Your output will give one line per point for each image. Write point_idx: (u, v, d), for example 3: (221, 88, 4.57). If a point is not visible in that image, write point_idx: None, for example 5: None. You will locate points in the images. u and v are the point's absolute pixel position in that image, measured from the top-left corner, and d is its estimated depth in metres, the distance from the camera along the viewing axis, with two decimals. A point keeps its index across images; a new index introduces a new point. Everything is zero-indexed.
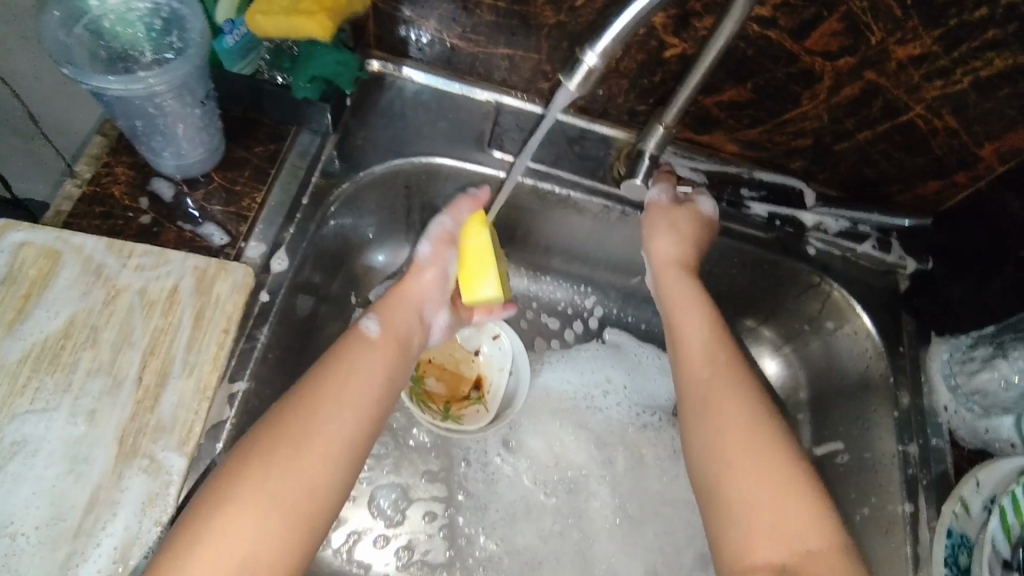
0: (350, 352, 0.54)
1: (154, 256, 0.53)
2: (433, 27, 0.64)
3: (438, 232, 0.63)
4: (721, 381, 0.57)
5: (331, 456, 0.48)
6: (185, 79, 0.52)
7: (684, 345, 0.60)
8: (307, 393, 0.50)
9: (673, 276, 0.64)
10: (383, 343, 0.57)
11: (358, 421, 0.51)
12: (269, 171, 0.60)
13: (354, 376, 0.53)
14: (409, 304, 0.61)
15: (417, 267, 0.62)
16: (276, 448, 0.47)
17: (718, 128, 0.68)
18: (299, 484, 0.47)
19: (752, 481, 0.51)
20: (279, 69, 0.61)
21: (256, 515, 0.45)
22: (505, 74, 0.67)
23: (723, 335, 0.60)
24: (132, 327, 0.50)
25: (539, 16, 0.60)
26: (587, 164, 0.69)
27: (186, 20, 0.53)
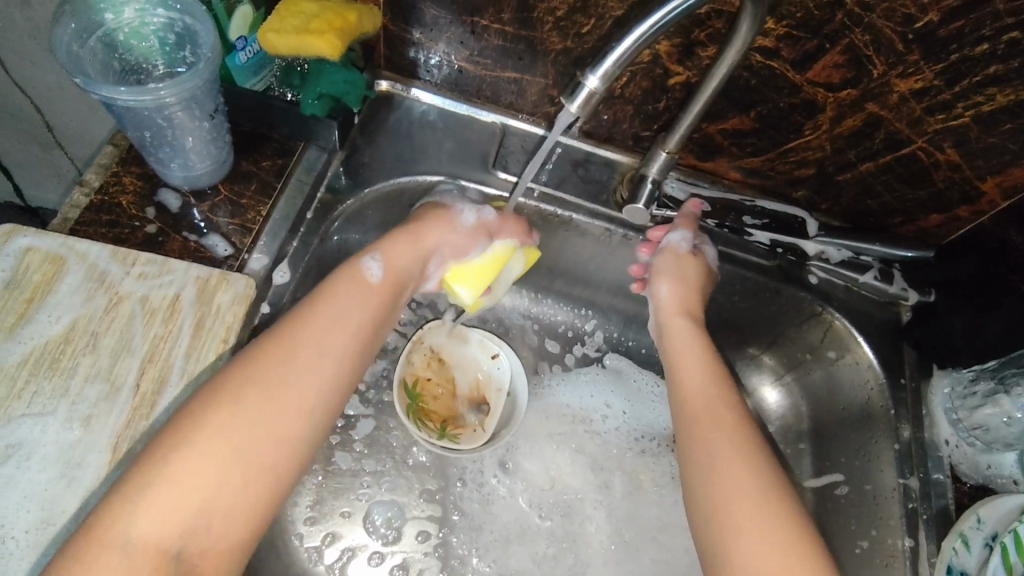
0: (337, 294, 0.54)
1: (157, 265, 0.53)
2: (442, 49, 0.65)
3: (485, 215, 0.62)
4: (725, 432, 0.56)
5: (302, 409, 0.48)
6: (195, 93, 0.52)
7: (687, 388, 0.59)
8: (285, 338, 0.50)
9: (672, 310, 0.65)
10: (376, 288, 0.56)
11: (332, 376, 0.50)
12: (275, 185, 0.61)
13: (336, 321, 0.52)
14: (415, 254, 0.59)
15: (451, 220, 0.61)
16: (242, 395, 0.47)
17: (721, 155, 0.69)
18: (263, 433, 0.46)
19: (760, 532, 0.50)
20: (289, 87, 0.63)
21: (218, 461, 0.44)
22: (512, 97, 0.68)
23: (723, 375, 0.60)
24: (132, 335, 0.50)
25: (546, 42, 0.61)
26: (591, 188, 0.69)
27: (198, 36, 0.53)
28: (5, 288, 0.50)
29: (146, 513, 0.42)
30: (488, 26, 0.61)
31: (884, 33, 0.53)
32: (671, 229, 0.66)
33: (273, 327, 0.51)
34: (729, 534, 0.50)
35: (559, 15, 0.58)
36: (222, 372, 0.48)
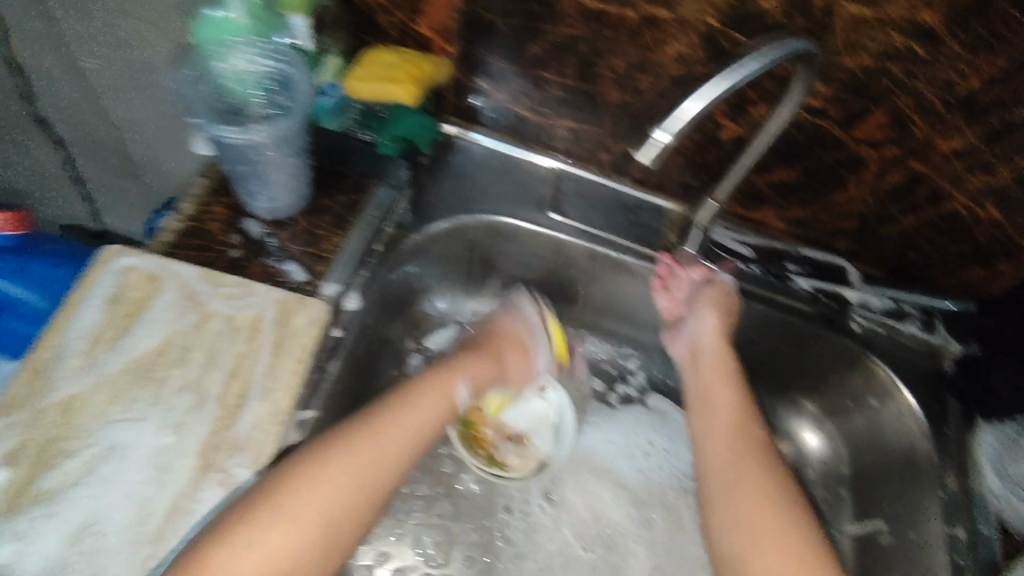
0: (428, 391, 0.62)
1: (242, 286, 0.57)
2: (504, 98, 0.70)
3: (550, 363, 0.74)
4: (755, 467, 0.59)
5: (378, 485, 0.55)
6: (289, 135, 0.58)
7: (724, 421, 0.63)
8: (382, 420, 0.58)
9: (711, 342, 0.68)
10: (458, 392, 0.65)
11: (407, 461, 0.58)
12: (348, 219, 0.65)
13: (422, 417, 0.61)
14: (492, 375, 0.69)
15: (528, 353, 0.72)
16: (342, 458, 0.54)
17: (767, 205, 0.72)
18: (347, 495, 0.53)
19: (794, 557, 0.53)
20: (367, 129, 0.67)
21: (310, 518, 0.51)
22: (568, 144, 0.73)
23: (750, 409, 0.64)
24: (218, 351, 0.54)
25: (604, 95, 0.66)
26: (640, 232, 0.73)
27: (295, 83, 0.60)
28: (109, 302, 0.55)
29: (244, 550, 0.48)
30: (550, 80, 0.66)
31: (926, 96, 0.56)
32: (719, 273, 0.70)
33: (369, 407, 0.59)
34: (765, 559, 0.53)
35: (619, 71, 0.63)
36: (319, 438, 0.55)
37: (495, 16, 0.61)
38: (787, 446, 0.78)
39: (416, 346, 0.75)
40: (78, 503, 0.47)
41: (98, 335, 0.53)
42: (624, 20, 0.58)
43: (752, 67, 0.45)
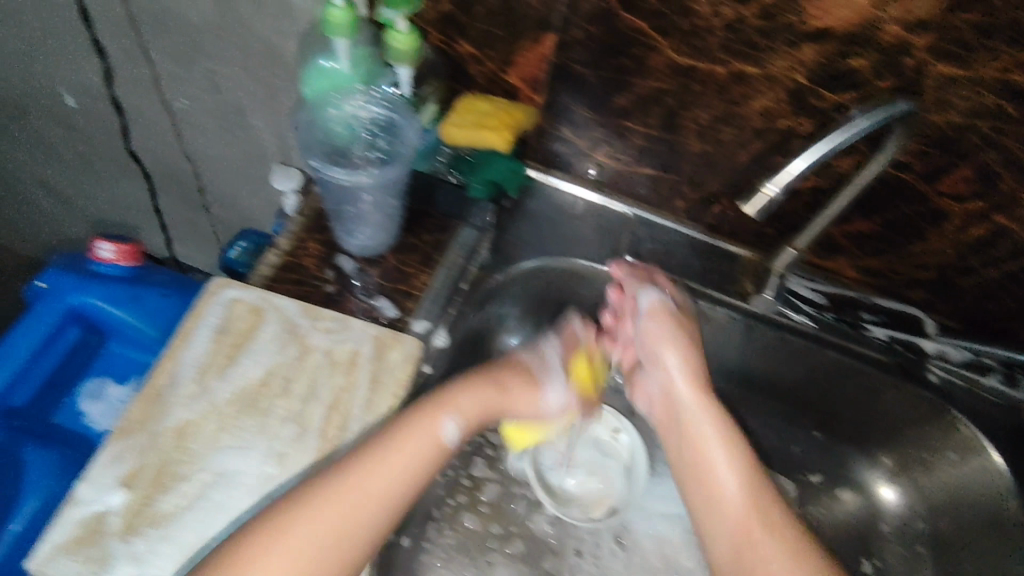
0: (411, 431, 0.54)
1: (339, 321, 0.60)
2: (585, 145, 0.73)
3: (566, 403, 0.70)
4: (753, 522, 0.57)
5: (358, 529, 0.50)
6: (392, 178, 0.60)
7: (744, 517, 0.58)
8: (357, 466, 0.51)
9: (702, 404, 0.65)
10: (437, 444, 0.56)
11: (389, 499, 0.52)
12: (434, 258, 0.68)
13: (406, 458, 0.53)
14: (493, 414, 0.64)
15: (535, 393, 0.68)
16: (308, 505, 0.48)
17: (842, 254, 0.73)
18: (329, 541, 0.48)
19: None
20: (456, 171, 0.69)
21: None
22: (644, 190, 0.75)
23: (757, 488, 0.60)
24: (318, 383, 0.56)
25: (685, 145, 0.68)
26: (714, 278, 0.76)
27: (398, 128, 0.64)
28: (217, 333, 0.57)
29: None
30: (633, 129, 0.69)
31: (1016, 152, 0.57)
32: (643, 289, 0.69)
33: (336, 453, 0.53)
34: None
35: (702, 123, 0.65)
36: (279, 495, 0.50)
37: (584, 69, 0.64)
38: (860, 497, 0.77)
39: None
40: (189, 529, 0.48)
41: (209, 365, 0.55)
42: (713, 76, 0.60)
43: (863, 124, 0.48)
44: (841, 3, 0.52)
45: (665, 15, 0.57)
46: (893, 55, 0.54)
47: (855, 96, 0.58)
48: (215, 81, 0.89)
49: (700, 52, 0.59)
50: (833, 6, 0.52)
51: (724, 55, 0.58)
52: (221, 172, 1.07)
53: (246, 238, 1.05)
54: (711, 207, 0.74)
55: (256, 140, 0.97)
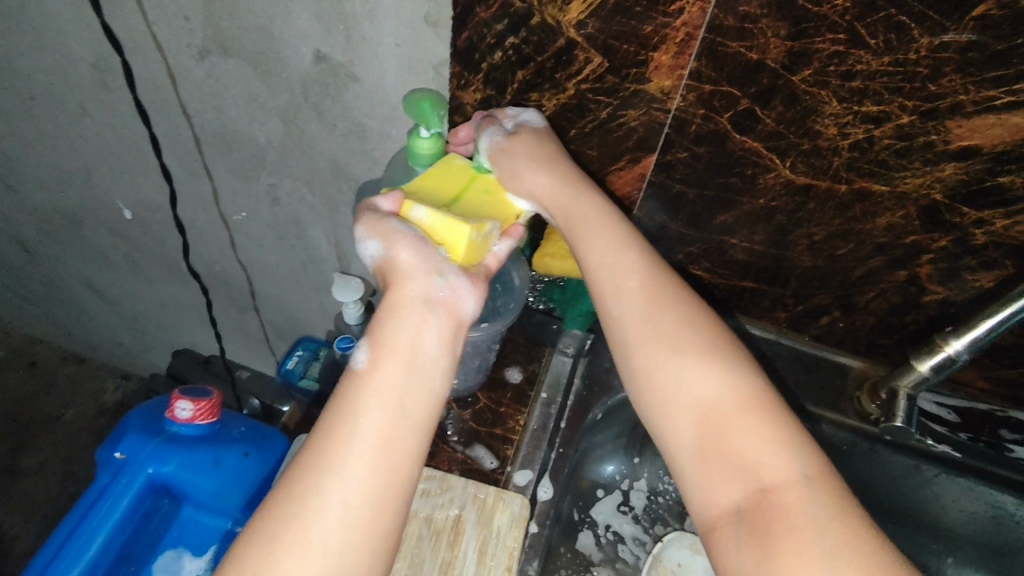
0: (348, 390, 0.44)
1: (438, 480, 0.54)
2: (680, 259, 0.69)
3: (369, 213, 0.50)
4: (711, 375, 0.46)
5: (348, 486, 0.40)
6: (478, 342, 0.59)
7: (681, 357, 0.47)
8: (326, 423, 0.42)
9: (640, 307, 0.50)
10: (391, 360, 0.44)
11: (375, 440, 0.41)
12: (528, 392, 0.63)
13: (374, 393, 0.43)
14: (407, 304, 0.47)
15: (391, 264, 0.48)
16: (290, 493, 0.39)
17: (970, 366, 0.67)
18: (343, 526, 0.39)
19: (825, 550, 0.38)
20: (548, 299, 0.68)
21: (359, 547, 0.39)
22: (744, 302, 0.71)
23: (720, 364, 0.46)
24: (422, 559, 0.50)
25: (794, 259, 0.63)
26: (826, 393, 0.69)
27: (506, 273, 0.63)
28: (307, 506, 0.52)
29: None
30: (736, 244, 0.65)
31: None
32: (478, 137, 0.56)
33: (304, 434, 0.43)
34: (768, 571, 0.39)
35: (816, 238, 0.61)
36: (248, 525, 0.39)
37: (686, 186, 0.60)
38: None
39: (584, 519, 0.70)
40: None
41: None
42: (834, 193, 0.56)
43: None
44: (994, 122, 0.47)
45: (785, 136, 0.53)
46: None
47: (1002, 211, 0.53)
48: (276, 195, 0.86)
49: (821, 171, 0.55)
50: (982, 126, 0.48)
51: (849, 173, 0.54)
52: (277, 279, 1.03)
53: (302, 346, 1.05)
54: (818, 318, 0.69)
55: (316, 251, 0.94)
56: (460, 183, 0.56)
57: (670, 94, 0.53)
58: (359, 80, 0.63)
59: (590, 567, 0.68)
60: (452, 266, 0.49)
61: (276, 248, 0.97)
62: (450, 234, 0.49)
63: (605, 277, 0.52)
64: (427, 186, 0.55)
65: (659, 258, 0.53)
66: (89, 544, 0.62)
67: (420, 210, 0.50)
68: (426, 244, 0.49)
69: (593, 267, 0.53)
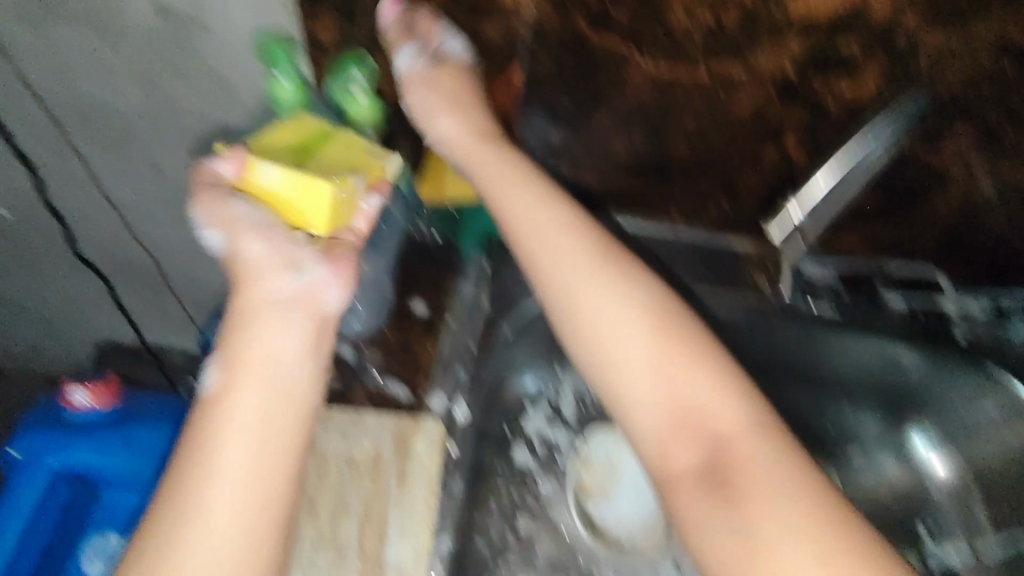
0: (213, 403, 0.44)
1: (352, 421, 0.55)
2: (569, 170, 0.69)
3: (208, 195, 0.48)
4: (641, 327, 0.47)
5: (226, 492, 0.41)
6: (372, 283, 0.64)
7: (619, 313, 0.47)
8: (191, 441, 0.42)
9: (572, 263, 0.50)
10: (250, 369, 0.45)
11: (250, 445, 0.42)
12: (437, 322, 0.64)
13: (240, 410, 0.43)
14: (260, 302, 0.47)
15: (237, 262, 0.48)
16: (169, 510, 0.40)
17: (843, 229, 0.72)
18: (229, 527, 0.40)
19: (770, 483, 0.40)
20: (442, 227, 0.69)
21: (248, 546, 0.40)
22: (636, 202, 0.73)
23: (650, 315, 0.48)
24: (346, 496, 0.52)
25: (673, 151, 0.66)
26: (723, 277, 0.72)
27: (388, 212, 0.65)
28: None
29: None
30: (618, 145, 0.66)
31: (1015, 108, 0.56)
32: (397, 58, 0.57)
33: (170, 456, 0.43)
34: (729, 514, 0.40)
35: (690, 127, 0.62)
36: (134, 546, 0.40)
37: (559, 95, 0.61)
38: (906, 471, 0.76)
39: (516, 434, 0.74)
40: None
41: None
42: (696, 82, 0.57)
43: None
44: None
45: (640, 31, 0.53)
46: (885, 32, 0.51)
47: (849, 76, 0.55)
48: (157, 164, 0.82)
49: (678, 58, 0.55)
50: None
51: (704, 57, 0.55)
52: (179, 252, 0.99)
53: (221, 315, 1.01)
54: (706, 206, 0.72)
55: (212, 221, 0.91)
56: (314, 132, 0.52)
57: (523, 4, 0.52)
58: (209, 27, 0.60)
59: (528, 477, 0.72)
60: (307, 249, 0.49)
61: (171, 221, 0.93)
62: (305, 206, 0.48)
63: (526, 227, 0.52)
64: (278, 140, 0.51)
65: (582, 216, 0.53)
66: (8, 540, 0.62)
67: (268, 177, 0.47)
68: (275, 229, 0.48)
69: (512, 216, 0.53)
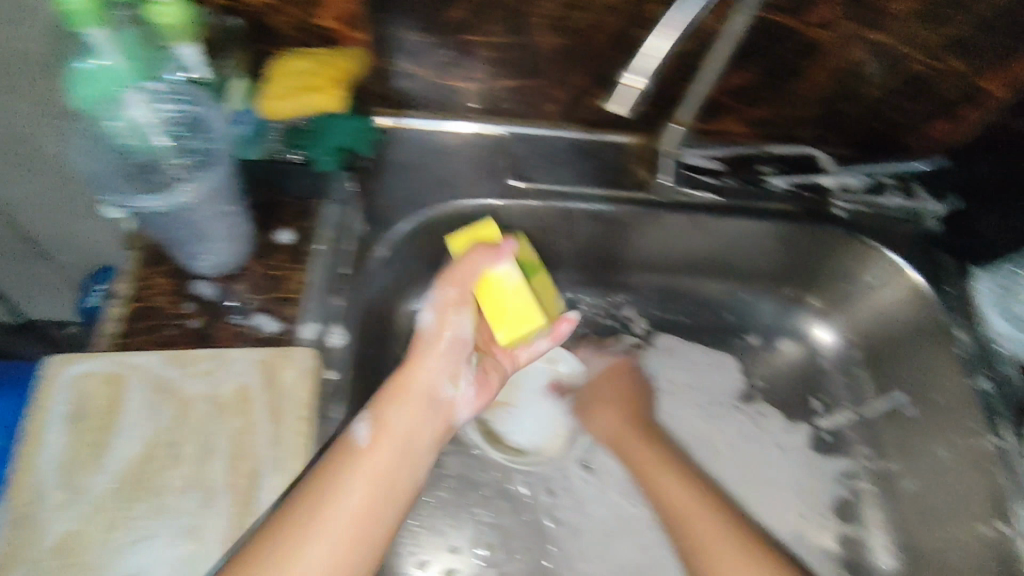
0: (387, 414, 0.52)
1: (214, 358, 0.54)
2: (433, 74, 0.64)
3: (440, 300, 0.58)
4: (639, 434, 0.69)
5: (369, 497, 0.48)
6: (218, 186, 0.53)
7: (618, 436, 0.69)
8: (367, 446, 0.50)
9: (603, 419, 0.72)
10: (416, 407, 0.54)
11: (390, 473, 0.50)
12: (305, 250, 0.60)
13: (390, 439, 0.51)
14: (427, 379, 0.55)
15: (427, 338, 0.57)
16: (345, 479, 0.48)
17: (726, 115, 0.70)
18: (354, 529, 0.46)
19: (729, 539, 0.56)
20: (294, 145, 0.59)
21: (360, 554, 0.46)
22: (510, 104, 0.68)
23: (647, 430, 0.69)
24: (212, 436, 0.51)
25: (539, 43, 0.61)
26: (608, 174, 0.69)
27: (210, 122, 0.54)
28: (72, 421, 0.50)
29: None
30: (479, 41, 0.61)
31: None
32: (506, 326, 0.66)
33: (329, 448, 0.50)
34: (693, 542, 0.57)
35: (553, 15, 0.57)
36: (289, 496, 0.46)
37: None
38: (798, 345, 0.81)
39: None
40: None
41: (74, 461, 0.48)
42: None
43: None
44: None
45: None
46: None
47: None
48: None
49: None
50: None
51: None
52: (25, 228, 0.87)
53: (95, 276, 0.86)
54: (583, 101, 0.68)
55: (75, 192, 0.75)
56: (530, 259, 0.61)
57: None
58: None
59: None
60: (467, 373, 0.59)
61: None
62: (506, 318, 0.56)
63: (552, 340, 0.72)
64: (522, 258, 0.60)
65: (626, 373, 0.75)
66: None
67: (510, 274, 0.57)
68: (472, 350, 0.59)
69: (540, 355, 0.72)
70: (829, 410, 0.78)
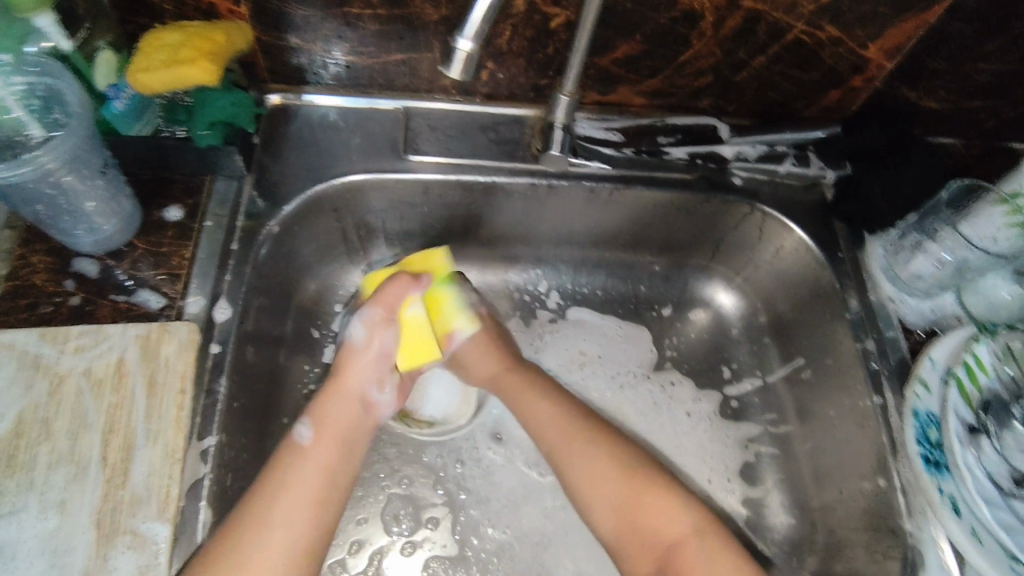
0: (329, 411, 0.60)
1: (91, 334, 0.54)
2: (322, 48, 0.64)
3: (366, 318, 0.63)
4: (517, 373, 0.71)
5: (323, 472, 0.56)
6: (77, 152, 0.51)
7: (498, 381, 0.71)
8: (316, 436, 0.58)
9: (478, 361, 0.72)
10: (357, 405, 0.62)
11: (337, 456, 0.58)
12: (192, 227, 0.60)
13: (334, 430, 0.59)
14: (353, 387, 0.62)
15: (352, 349, 0.63)
16: (298, 463, 0.56)
17: (620, 84, 0.70)
18: (316, 499, 0.55)
19: (640, 488, 0.61)
20: (177, 123, 0.61)
21: (322, 516, 0.55)
22: (406, 78, 0.68)
23: (522, 368, 0.71)
24: (85, 411, 0.51)
25: (421, 15, 0.60)
26: (505, 148, 0.70)
27: (65, 94, 0.53)
28: None
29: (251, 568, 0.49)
30: (360, 14, 0.60)
31: None
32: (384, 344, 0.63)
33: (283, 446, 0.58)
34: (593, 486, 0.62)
35: None
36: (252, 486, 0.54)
37: None
38: (707, 313, 0.82)
39: (325, 335, 0.73)
40: None
41: None
42: None
43: None
44: None
45: None
46: None
47: None
48: None
49: None
50: None
51: None
52: None
53: None
54: (479, 74, 0.68)
55: None
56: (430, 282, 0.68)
57: None
58: None
59: None
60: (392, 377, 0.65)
61: None
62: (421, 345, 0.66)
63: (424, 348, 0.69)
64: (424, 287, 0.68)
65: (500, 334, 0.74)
66: None
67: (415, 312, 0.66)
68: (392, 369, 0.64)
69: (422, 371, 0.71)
70: (736, 377, 0.80)
